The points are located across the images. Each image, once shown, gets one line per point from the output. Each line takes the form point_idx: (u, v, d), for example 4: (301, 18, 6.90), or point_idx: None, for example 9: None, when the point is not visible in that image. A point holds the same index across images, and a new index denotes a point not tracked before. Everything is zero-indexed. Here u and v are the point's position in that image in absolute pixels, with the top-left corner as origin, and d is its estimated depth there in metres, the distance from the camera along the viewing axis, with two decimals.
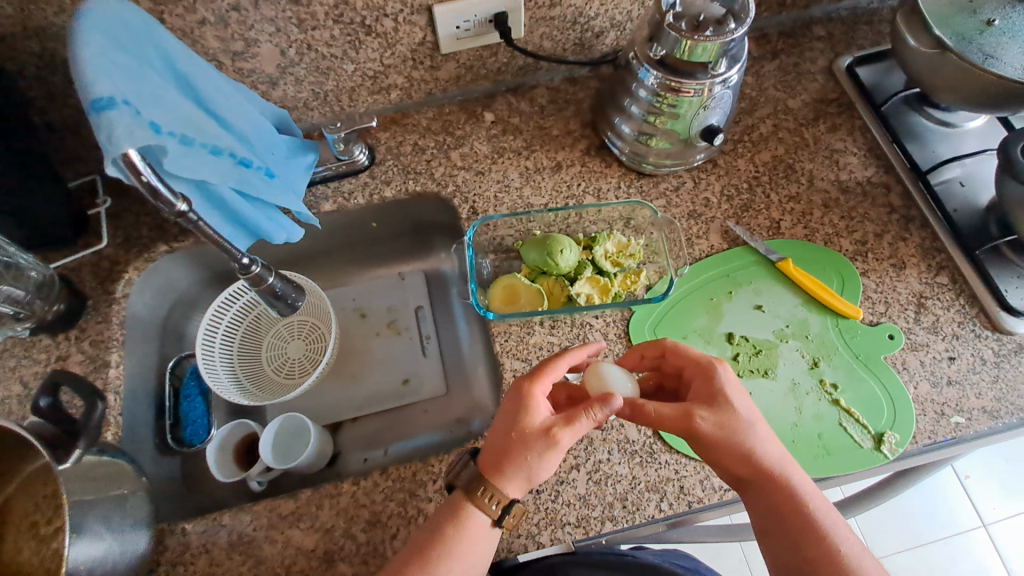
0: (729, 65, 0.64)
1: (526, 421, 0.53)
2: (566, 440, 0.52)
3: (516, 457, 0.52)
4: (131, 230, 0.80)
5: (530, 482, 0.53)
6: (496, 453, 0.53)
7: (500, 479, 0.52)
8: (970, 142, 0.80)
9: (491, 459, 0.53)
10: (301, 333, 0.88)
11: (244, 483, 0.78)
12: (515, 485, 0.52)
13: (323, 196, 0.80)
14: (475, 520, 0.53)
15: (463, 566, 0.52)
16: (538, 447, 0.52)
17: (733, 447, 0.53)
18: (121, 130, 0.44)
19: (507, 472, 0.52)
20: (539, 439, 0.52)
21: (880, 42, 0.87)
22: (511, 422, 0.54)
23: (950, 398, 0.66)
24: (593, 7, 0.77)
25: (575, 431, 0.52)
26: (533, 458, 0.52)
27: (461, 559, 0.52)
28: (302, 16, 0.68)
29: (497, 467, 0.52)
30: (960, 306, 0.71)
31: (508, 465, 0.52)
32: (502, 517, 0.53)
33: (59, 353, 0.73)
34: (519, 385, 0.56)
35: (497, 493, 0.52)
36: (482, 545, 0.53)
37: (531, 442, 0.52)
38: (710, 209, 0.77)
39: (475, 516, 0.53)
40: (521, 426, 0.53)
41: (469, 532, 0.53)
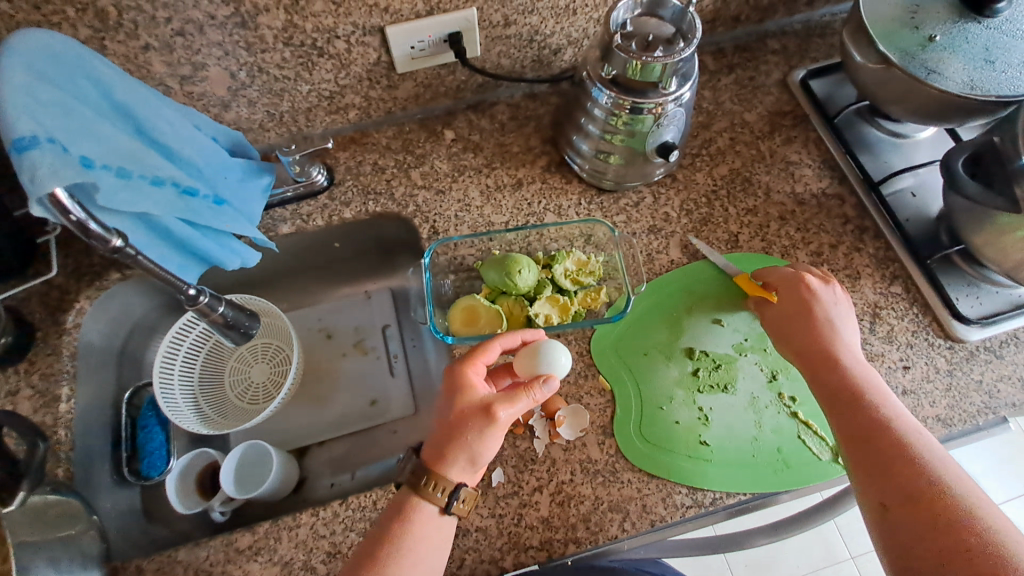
0: (680, 84, 0.64)
1: (464, 403, 0.58)
2: (505, 419, 0.57)
3: (456, 436, 0.56)
4: (82, 258, 0.77)
5: (473, 464, 0.57)
6: (438, 438, 0.57)
7: (443, 462, 0.56)
8: (922, 152, 0.82)
9: (434, 444, 0.57)
10: (265, 356, 0.85)
11: (204, 514, 0.76)
12: (459, 467, 0.56)
13: (281, 219, 0.79)
14: (423, 511, 0.56)
15: (416, 556, 0.54)
16: (478, 427, 0.56)
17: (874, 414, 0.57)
18: (45, 169, 0.45)
19: (450, 454, 0.56)
20: (478, 420, 0.56)
21: (832, 55, 0.89)
22: (450, 409, 0.58)
23: (906, 407, 0.68)
24: (548, 25, 0.76)
25: (511, 408, 0.57)
26: (474, 438, 0.56)
27: (412, 550, 0.54)
28: (251, 40, 0.67)
29: (439, 452, 0.56)
30: (913, 315, 0.72)
31: (450, 448, 0.56)
32: (450, 504, 0.56)
33: (7, 388, 0.69)
34: (454, 370, 0.61)
35: (438, 478, 0.55)
36: (433, 534, 0.56)
37: (471, 423, 0.56)
38: (670, 224, 0.77)
39: (422, 507, 0.56)
40: (460, 408, 0.58)
41: (417, 523, 0.55)
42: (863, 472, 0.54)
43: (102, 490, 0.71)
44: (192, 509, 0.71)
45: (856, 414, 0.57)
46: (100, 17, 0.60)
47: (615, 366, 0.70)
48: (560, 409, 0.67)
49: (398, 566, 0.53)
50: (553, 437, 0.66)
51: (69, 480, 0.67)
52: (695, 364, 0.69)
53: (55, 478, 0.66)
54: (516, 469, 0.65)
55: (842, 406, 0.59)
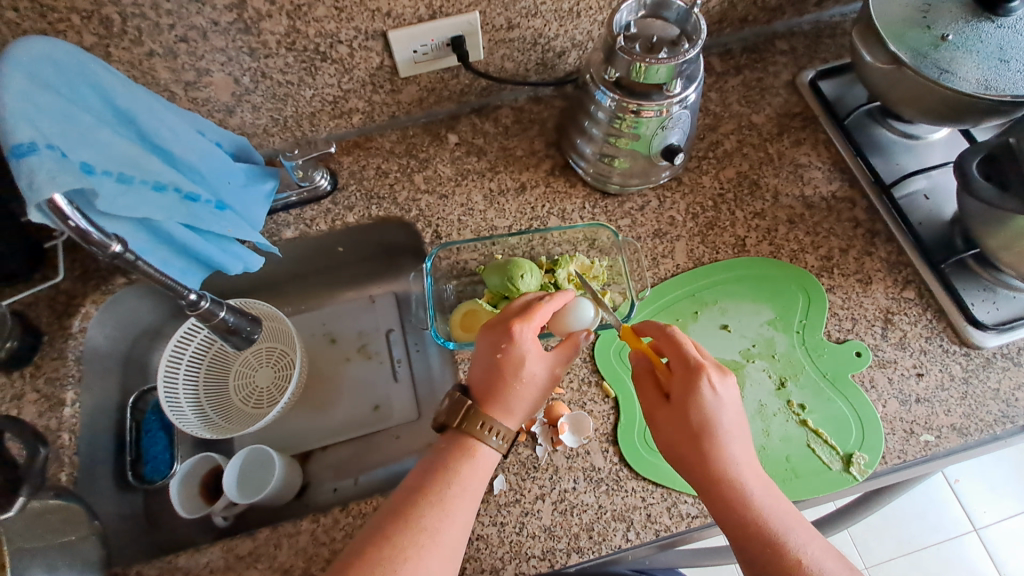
0: (685, 86, 0.63)
1: (534, 365, 0.58)
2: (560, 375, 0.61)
3: (526, 396, 0.58)
4: (89, 261, 0.77)
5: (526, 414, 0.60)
6: (505, 397, 0.57)
7: (511, 419, 0.57)
8: (934, 154, 0.80)
9: (502, 402, 0.57)
10: (270, 360, 0.85)
11: (207, 519, 0.75)
12: (521, 421, 0.59)
13: (284, 223, 0.79)
14: (483, 452, 0.56)
15: (473, 495, 0.54)
16: (543, 386, 0.59)
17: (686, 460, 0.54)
18: (42, 175, 0.46)
19: (518, 411, 0.58)
20: (545, 379, 0.59)
21: (842, 55, 0.88)
22: (514, 369, 0.57)
23: (919, 416, 0.66)
24: (552, 28, 0.76)
25: (567, 368, 0.61)
26: (539, 396, 0.59)
27: (470, 490, 0.54)
28: (254, 45, 0.67)
29: (508, 409, 0.57)
30: (927, 321, 0.70)
31: (518, 405, 0.58)
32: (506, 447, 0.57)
33: (13, 392, 0.69)
34: (521, 331, 0.58)
35: (502, 428, 0.56)
36: (488, 476, 0.56)
37: (539, 384, 0.59)
38: (675, 228, 0.76)
39: (483, 448, 0.56)
40: (529, 371, 0.58)
41: (477, 463, 0.55)
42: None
43: (105, 495, 0.71)
44: (195, 514, 0.71)
45: (736, 522, 0.50)
46: (106, 25, 0.60)
47: (619, 374, 0.68)
48: (562, 415, 0.66)
49: (458, 503, 0.53)
50: (555, 445, 0.65)
51: (72, 485, 0.67)
52: None
53: (59, 482, 0.66)
54: (518, 477, 0.64)
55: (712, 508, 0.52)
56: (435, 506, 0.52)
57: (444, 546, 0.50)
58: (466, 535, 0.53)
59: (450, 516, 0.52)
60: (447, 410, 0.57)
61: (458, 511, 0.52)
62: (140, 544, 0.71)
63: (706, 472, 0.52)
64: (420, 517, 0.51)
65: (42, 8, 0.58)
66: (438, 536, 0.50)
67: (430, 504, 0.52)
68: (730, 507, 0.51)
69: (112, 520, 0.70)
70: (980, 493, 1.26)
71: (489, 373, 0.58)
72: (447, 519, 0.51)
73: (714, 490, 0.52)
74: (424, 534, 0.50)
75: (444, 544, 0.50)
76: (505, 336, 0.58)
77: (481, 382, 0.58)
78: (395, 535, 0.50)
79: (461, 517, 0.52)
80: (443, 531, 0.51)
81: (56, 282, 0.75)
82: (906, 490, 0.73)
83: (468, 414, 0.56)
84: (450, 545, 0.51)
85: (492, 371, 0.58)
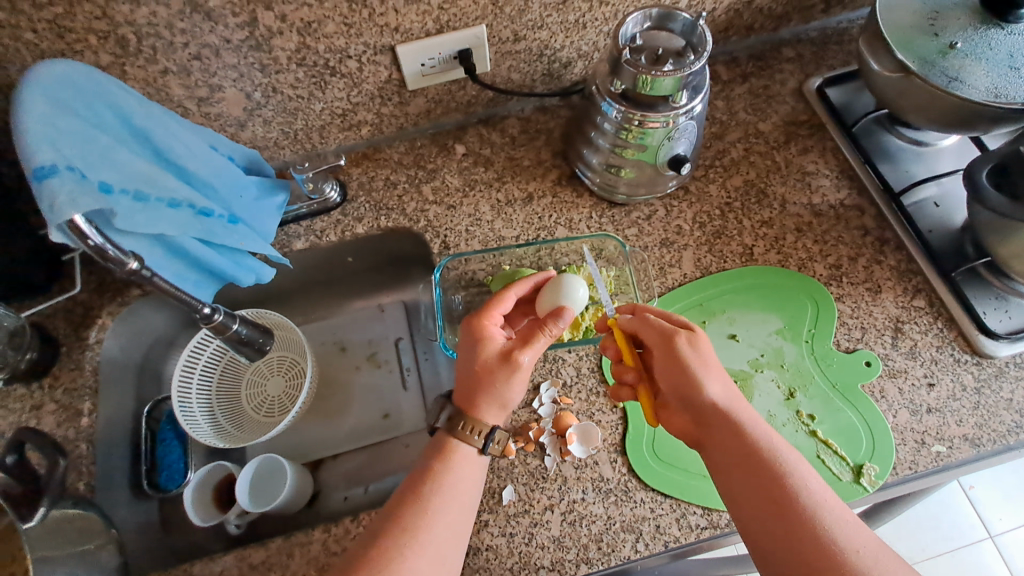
0: (691, 97, 0.63)
1: (487, 351, 0.59)
2: (527, 360, 0.59)
3: (485, 383, 0.58)
4: (105, 273, 0.78)
5: (503, 405, 0.59)
6: (465, 387, 0.59)
7: (474, 407, 0.58)
8: (944, 161, 0.79)
9: (464, 392, 0.59)
10: (281, 369, 0.86)
11: (220, 528, 0.76)
12: (492, 410, 0.58)
13: (295, 234, 0.80)
14: (462, 451, 0.57)
15: (457, 494, 0.55)
16: (504, 372, 0.58)
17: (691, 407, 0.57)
18: (63, 198, 0.47)
19: (480, 399, 0.58)
20: (505, 364, 0.58)
21: (849, 62, 0.87)
22: (472, 359, 0.60)
23: (930, 426, 0.65)
24: (558, 40, 0.76)
25: (533, 350, 0.59)
26: (502, 382, 0.58)
27: (453, 489, 0.55)
28: (265, 62, 0.68)
29: (469, 398, 0.58)
30: (938, 330, 0.70)
31: (478, 392, 0.58)
32: (486, 445, 0.57)
33: (32, 402, 0.71)
34: (472, 323, 0.62)
35: (478, 423, 0.57)
36: (472, 477, 0.57)
37: (496, 370, 0.58)
38: (682, 237, 0.76)
39: (462, 447, 0.57)
40: (483, 357, 0.59)
41: (457, 464, 0.56)
42: (785, 555, 0.48)
43: (121, 504, 0.72)
44: (209, 522, 0.71)
45: (769, 482, 0.51)
46: (122, 45, 0.62)
47: None
48: (570, 425, 0.66)
49: (441, 503, 0.54)
50: (563, 455, 0.66)
51: (90, 493, 0.68)
52: None
53: (76, 491, 0.68)
54: (527, 487, 0.64)
55: (742, 472, 0.52)
56: (417, 508, 0.52)
57: (429, 546, 0.51)
58: (453, 534, 0.53)
59: (433, 516, 0.52)
60: (432, 413, 0.60)
61: (440, 510, 0.53)
62: (155, 552, 0.73)
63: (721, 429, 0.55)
64: (402, 519, 0.52)
65: (61, 30, 0.59)
66: (422, 535, 0.51)
67: (412, 506, 0.53)
68: (765, 469, 0.52)
69: (128, 529, 0.72)
70: (994, 499, 1.25)
71: (458, 367, 0.61)
72: (430, 518, 0.52)
73: (748, 451, 0.53)
74: (406, 534, 0.51)
75: (428, 543, 0.51)
76: (460, 331, 0.63)
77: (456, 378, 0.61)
78: (379, 539, 0.51)
79: (445, 515, 0.53)
80: (425, 530, 0.51)
81: (74, 294, 0.77)
82: (918, 500, 0.72)
83: (444, 412, 0.59)
84: (436, 544, 0.51)
85: (459, 365, 0.61)
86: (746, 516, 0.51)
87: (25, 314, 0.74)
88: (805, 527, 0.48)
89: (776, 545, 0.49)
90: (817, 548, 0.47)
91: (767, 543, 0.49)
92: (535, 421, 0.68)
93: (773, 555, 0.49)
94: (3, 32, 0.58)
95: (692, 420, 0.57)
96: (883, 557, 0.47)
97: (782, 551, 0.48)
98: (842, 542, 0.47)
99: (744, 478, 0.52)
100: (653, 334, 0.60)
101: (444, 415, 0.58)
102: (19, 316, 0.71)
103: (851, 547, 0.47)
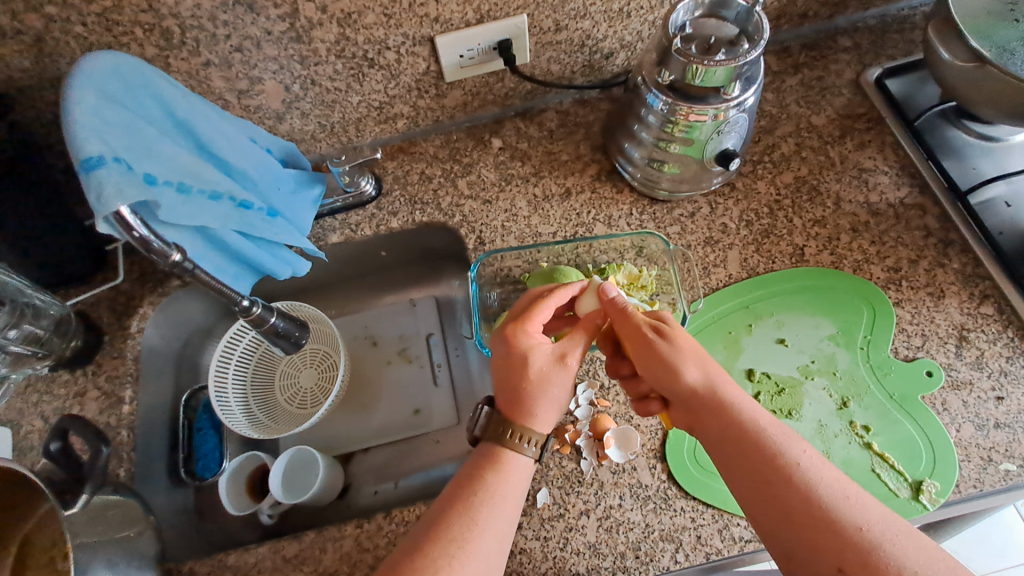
0: (744, 88, 0.60)
1: (538, 360, 0.57)
2: (574, 362, 0.58)
3: (540, 393, 0.56)
4: (146, 264, 0.79)
5: (557, 411, 0.58)
6: (516, 397, 0.56)
7: (532, 417, 0.56)
8: (1016, 158, 0.74)
9: (517, 403, 0.56)
10: (314, 361, 0.85)
11: (251, 517, 0.76)
12: (548, 418, 0.57)
13: (330, 228, 0.80)
14: (515, 461, 0.55)
15: (506, 503, 0.53)
16: (558, 376, 0.57)
17: (674, 393, 0.54)
18: (110, 189, 0.47)
19: (538, 407, 0.56)
20: (556, 368, 0.57)
21: (911, 51, 0.82)
22: (521, 370, 0.57)
23: (998, 443, 0.61)
24: (600, 30, 0.74)
25: (581, 350, 0.59)
26: (553, 386, 0.57)
27: (501, 499, 0.52)
28: (305, 53, 0.68)
29: (526, 408, 0.56)
30: (1008, 339, 0.65)
31: (534, 401, 0.56)
32: (539, 454, 0.56)
33: (77, 388, 0.73)
34: (514, 332, 0.59)
35: (534, 434, 0.56)
36: (520, 485, 0.55)
37: (550, 376, 0.57)
38: (728, 236, 0.73)
39: (515, 458, 0.55)
40: (534, 366, 0.57)
41: (507, 472, 0.54)
42: (788, 538, 0.46)
43: (159, 491, 0.73)
44: (243, 511, 0.71)
45: (759, 465, 0.48)
46: (166, 37, 0.62)
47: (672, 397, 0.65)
48: (607, 429, 0.64)
49: (488, 511, 0.52)
50: (601, 459, 0.64)
51: (130, 480, 0.70)
52: (755, 387, 0.64)
53: (118, 478, 0.69)
54: (562, 491, 0.63)
55: (731, 460, 0.50)
56: (465, 517, 0.51)
57: (477, 558, 0.49)
58: (499, 546, 0.51)
59: (481, 527, 0.50)
60: (475, 423, 0.58)
61: (488, 519, 0.51)
62: (190, 539, 0.73)
63: (708, 418, 0.52)
64: (450, 528, 0.50)
65: (108, 23, 0.60)
66: (468, 546, 0.49)
67: (459, 513, 0.51)
68: (754, 452, 0.49)
69: (163, 515, 0.72)
70: None
71: (506, 384, 0.57)
72: (478, 528, 0.50)
73: (733, 434, 0.50)
74: (453, 545, 0.49)
75: (475, 554, 0.49)
76: (503, 340, 0.59)
77: (501, 392, 0.58)
78: (426, 548, 0.49)
79: (493, 526, 0.51)
80: (473, 540, 0.49)
81: (117, 284, 0.78)
82: (978, 519, 0.68)
83: (493, 423, 0.56)
84: (483, 554, 0.50)
85: (504, 379, 0.58)
86: (742, 500, 0.49)
87: (72, 304, 0.76)
88: (802, 511, 0.46)
89: (775, 530, 0.47)
90: (815, 529, 0.45)
91: (768, 530, 0.47)
92: (571, 423, 0.66)
93: (775, 543, 0.47)
94: (54, 25, 0.59)
95: (679, 407, 0.55)
96: (887, 530, 0.44)
97: (780, 536, 0.46)
98: (842, 520, 0.44)
99: (733, 462, 0.50)
100: (627, 329, 0.57)
101: (494, 424, 0.56)
102: (65, 305, 0.73)
103: (853, 524, 0.44)
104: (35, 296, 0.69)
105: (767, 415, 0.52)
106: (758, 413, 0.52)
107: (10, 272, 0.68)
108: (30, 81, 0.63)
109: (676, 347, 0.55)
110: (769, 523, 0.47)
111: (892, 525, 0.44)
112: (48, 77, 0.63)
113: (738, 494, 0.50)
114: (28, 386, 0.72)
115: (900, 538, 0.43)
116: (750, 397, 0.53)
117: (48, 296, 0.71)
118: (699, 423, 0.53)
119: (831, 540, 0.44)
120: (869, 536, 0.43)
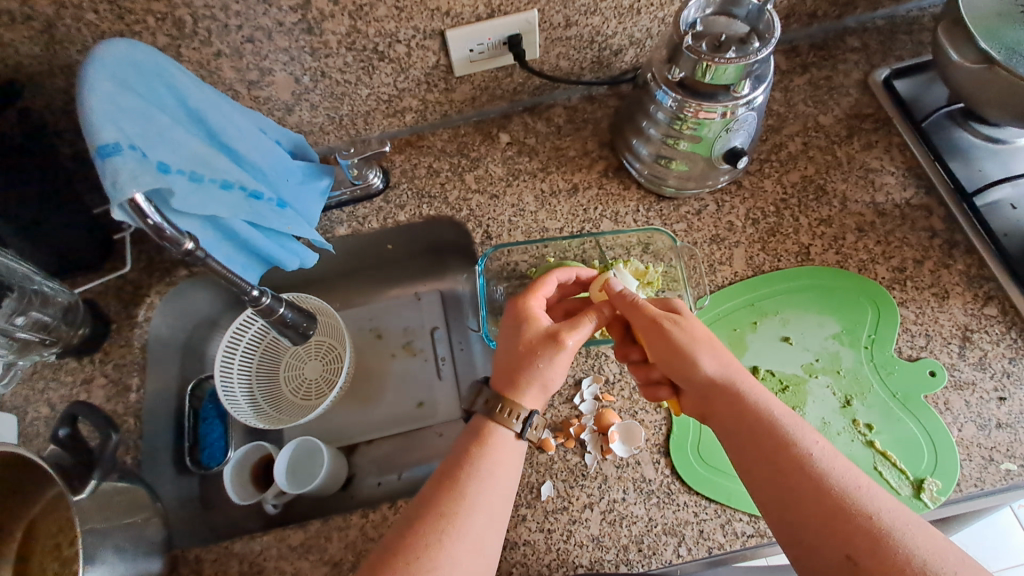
0: (754, 86, 0.60)
1: (532, 333, 0.58)
2: (571, 343, 0.58)
3: (528, 366, 0.57)
4: (154, 253, 0.80)
5: (543, 389, 0.57)
6: (508, 368, 0.58)
7: (517, 389, 0.56)
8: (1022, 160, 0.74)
9: (510, 375, 0.57)
10: (319, 352, 0.86)
11: (255, 506, 0.77)
12: (533, 393, 0.57)
13: (337, 220, 0.80)
14: (499, 435, 0.55)
15: (494, 479, 0.53)
16: (548, 352, 0.57)
17: (690, 382, 0.55)
18: (125, 175, 0.47)
19: (523, 380, 0.57)
20: (549, 344, 0.57)
21: (920, 53, 0.82)
22: (516, 341, 0.59)
23: (1000, 442, 0.62)
24: (610, 26, 0.74)
25: (580, 333, 0.59)
26: (547, 364, 0.57)
27: (490, 475, 0.53)
28: (316, 45, 0.68)
29: (516, 381, 0.57)
30: (1011, 341, 0.66)
31: (525, 375, 0.57)
32: (524, 429, 0.55)
33: (84, 375, 0.73)
34: (518, 305, 0.61)
35: (517, 407, 0.55)
36: (510, 462, 0.55)
37: (540, 350, 0.57)
38: (734, 234, 0.73)
39: (501, 432, 0.55)
40: (527, 338, 0.58)
41: (493, 449, 0.54)
42: (799, 523, 0.46)
43: (164, 479, 0.74)
44: (247, 500, 0.72)
45: (772, 454, 0.49)
46: (178, 26, 0.62)
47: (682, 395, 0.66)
48: (612, 423, 0.65)
49: (477, 487, 0.52)
50: (605, 453, 0.64)
51: (136, 467, 0.70)
52: (759, 384, 0.65)
53: (124, 465, 0.69)
54: (566, 484, 0.63)
55: (744, 446, 0.51)
56: (454, 493, 0.51)
57: (468, 533, 0.49)
58: (491, 521, 0.51)
59: (470, 503, 0.51)
60: (468, 398, 0.58)
61: (478, 496, 0.51)
62: (194, 527, 0.74)
63: (722, 405, 0.53)
64: (440, 505, 0.50)
65: (121, 11, 0.60)
66: (458, 521, 0.49)
67: (448, 491, 0.51)
68: (767, 440, 0.50)
69: (168, 502, 0.73)
70: None
71: (502, 354, 0.59)
72: (468, 504, 0.51)
73: (747, 422, 0.51)
74: (445, 520, 0.49)
75: (465, 529, 0.49)
76: (506, 311, 0.62)
77: (497, 363, 0.60)
78: (416, 525, 0.49)
79: (482, 502, 0.51)
80: (463, 516, 0.50)
81: (124, 272, 0.78)
82: (978, 518, 0.68)
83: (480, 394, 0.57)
84: (475, 530, 0.50)
85: (502, 348, 0.60)
86: (754, 486, 0.50)
87: (80, 291, 0.76)
88: (813, 498, 0.46)
89: (785, 516, 0.47)
90: (827, 516, 0.45)
91: (778, 516, 0.48)
92: (576, 417, 0.66)
93: (784, 528, 0.47)
94: (67, 13, 0.59)
95: (694, 396, 0.56)
96: (897, 520, 0.44)
97: (791, 522, 0.47)
98: (854, 508, 0.45)
99: (745, 448, 0.51)
100: (642, 320, 0.58)
101: (483, 398, 0.56)
102: (73, 292, 0.73)
103: (864, 513, 0.44)
104: (44, 283, 0.70)
105: (781, 406, 0.52)
106: (773, 404, 0.52)
107: (19, 258, 0.68)
108: (41, 68, 0.64)
109: (694, 337, 0.55)
110: (779, 509, 0.47)
111: (904, 516, 0.45)
112: (59, 63, 0.64)
113: (750, 480, 0.50)
114: (34, 373, 0.73)
115: (911, 529, 0.44)
116: (765, 388, 0.54)
117: (56, 284, 0.71)
118: (713, 410, 0.54)
119: (841, 527, 0.44)
120: (881, 525, 0.44)
